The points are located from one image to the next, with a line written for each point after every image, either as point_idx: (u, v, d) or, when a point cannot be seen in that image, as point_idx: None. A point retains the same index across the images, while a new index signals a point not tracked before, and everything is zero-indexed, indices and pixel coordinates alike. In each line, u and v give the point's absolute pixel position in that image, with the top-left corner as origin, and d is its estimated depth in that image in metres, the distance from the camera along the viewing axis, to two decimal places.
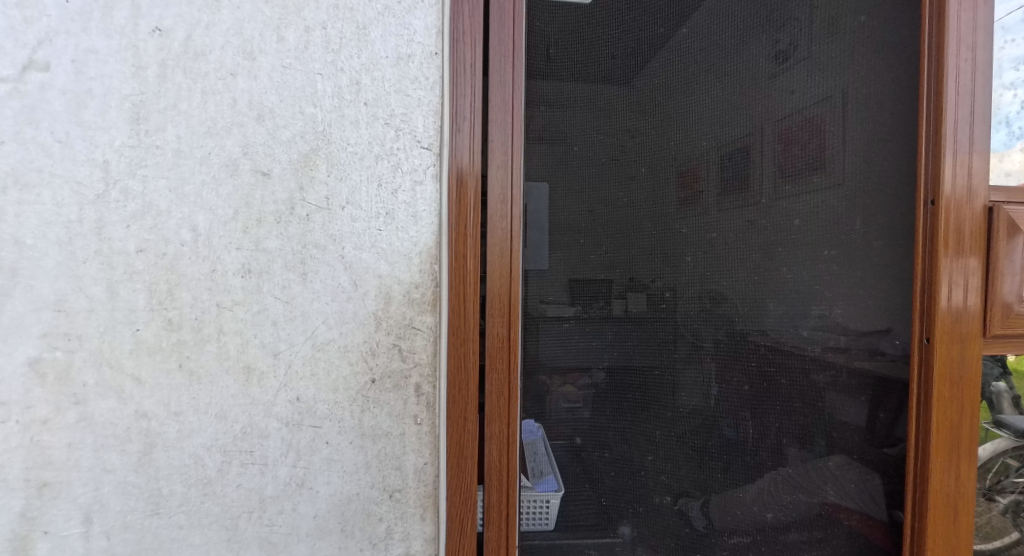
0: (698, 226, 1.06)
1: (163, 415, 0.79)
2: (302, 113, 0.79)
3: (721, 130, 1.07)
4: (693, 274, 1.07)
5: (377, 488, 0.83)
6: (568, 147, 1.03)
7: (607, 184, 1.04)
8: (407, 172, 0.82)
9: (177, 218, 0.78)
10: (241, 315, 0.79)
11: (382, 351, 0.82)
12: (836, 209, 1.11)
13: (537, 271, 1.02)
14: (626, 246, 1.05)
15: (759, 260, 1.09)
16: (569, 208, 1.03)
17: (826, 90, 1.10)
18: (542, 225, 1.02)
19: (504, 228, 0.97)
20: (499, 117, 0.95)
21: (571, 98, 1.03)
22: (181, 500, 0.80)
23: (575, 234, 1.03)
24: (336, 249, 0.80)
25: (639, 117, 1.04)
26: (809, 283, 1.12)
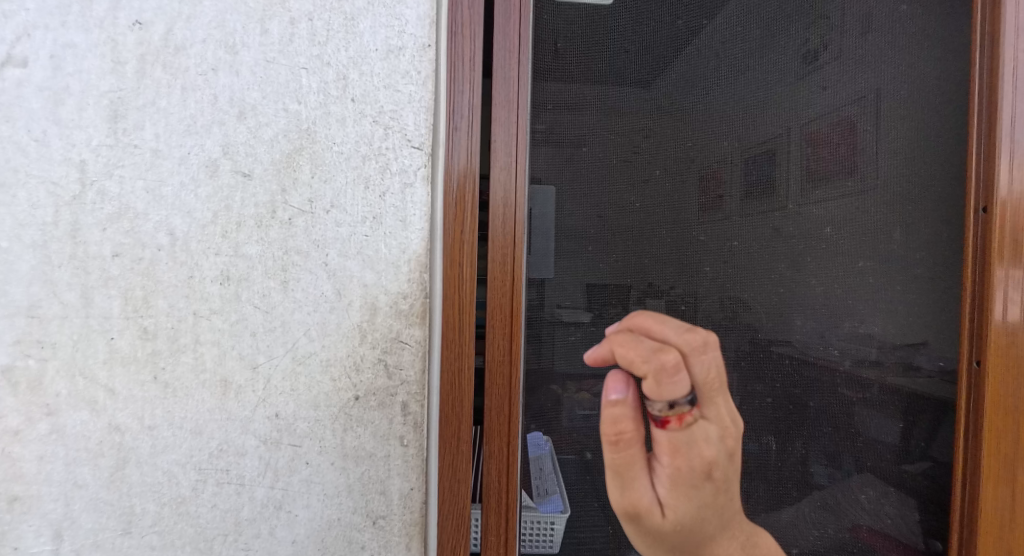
0: (717, 234, 0.98)
1: (136, 429, 0.75)
2: (286, 109, 0.74)
3: (745, 129, 0.98)
4: (712, 285, 0.98)
5: (360, 513, 0.77)
6: (577, 146, 0.95)
7: (618, 187, 0.96)
8: (397, 173, 0.76)
9: (154, 221, 0.74)
10: (218, 325, 0.75)
11: (367, 366, 0.76)
12: (873, 216, 1.01)
13: (541, 280, 0.94)
14: (638, 254, 0.97)
15: (786, 272, 1.00)
16: (577, 212, 0.95)
17: (865, 88, 1.00)
18: (547, 231, 0.94)
19: (505, 234, 0.90)
20: (501, 115, 0.89)
21: (582, 94, 0.95)
22: (154, 519, 0.75)
23: (583, 240, 0.95)
24: (320, 256, 0.75)
25: (655, 115, 0.97)
26: (842, 296, 1.02)
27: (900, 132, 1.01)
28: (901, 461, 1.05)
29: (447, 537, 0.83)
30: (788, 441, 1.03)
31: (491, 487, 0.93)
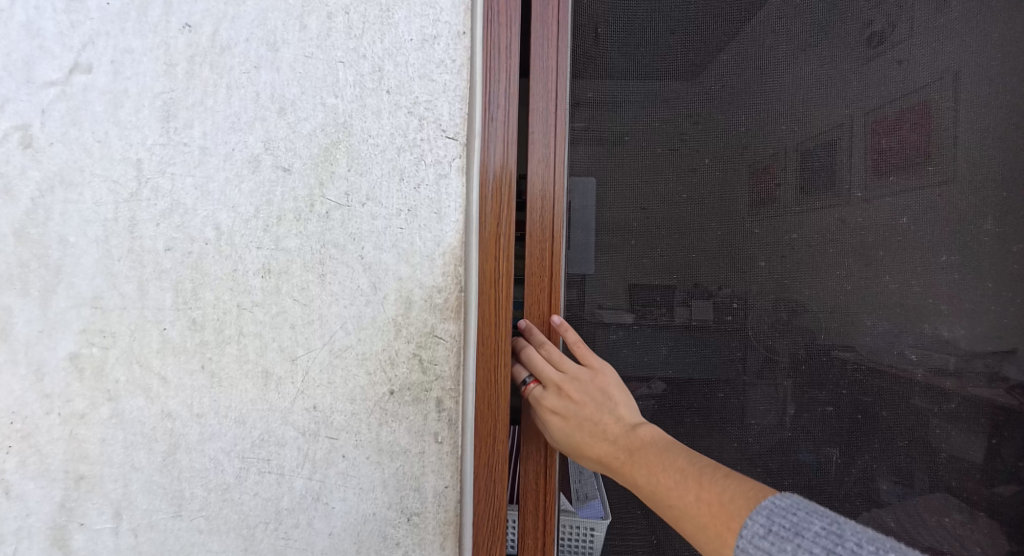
0: (775, 227, 0.90)
1: (186, 416, 0.78)
2: (323, 104, 0.75)
3: (805, 111, 0.90)
4: (768, 282, 0.91)
5: (395, 509, 0.76)
6: (619, 136, 0.90)
7: (663, 177, 0.91)
8: (431, 165, 0.75)
9: (202, 216, 0.76)
10: (260, 317, 0.76)
11: (402, 361, 0.75)
12: (957, 207, 0.90)
13: (581, 276, 0.90)
14: (685, 248, 0.91)
15: (854, 268, 0.90)
16: (619, 205, 0.91)
17: (946, 66, 0.89)
18: (587, 225, 0.90)
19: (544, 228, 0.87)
20: (540, 105, 0.86)
21: (624, 81, 0.90)
22: (202, 504, 0.78)
23: (626, 234, 0.91)
24: (356, 249, 0.75)
25: (705, 100, 0.90)
26: (920, 296, 0.91)
27: (985, 115, 0.89)
28: (989, 482, 0.94)
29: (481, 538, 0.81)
30: (851, 456, 0.93)
31: (528, 488, 0.90)
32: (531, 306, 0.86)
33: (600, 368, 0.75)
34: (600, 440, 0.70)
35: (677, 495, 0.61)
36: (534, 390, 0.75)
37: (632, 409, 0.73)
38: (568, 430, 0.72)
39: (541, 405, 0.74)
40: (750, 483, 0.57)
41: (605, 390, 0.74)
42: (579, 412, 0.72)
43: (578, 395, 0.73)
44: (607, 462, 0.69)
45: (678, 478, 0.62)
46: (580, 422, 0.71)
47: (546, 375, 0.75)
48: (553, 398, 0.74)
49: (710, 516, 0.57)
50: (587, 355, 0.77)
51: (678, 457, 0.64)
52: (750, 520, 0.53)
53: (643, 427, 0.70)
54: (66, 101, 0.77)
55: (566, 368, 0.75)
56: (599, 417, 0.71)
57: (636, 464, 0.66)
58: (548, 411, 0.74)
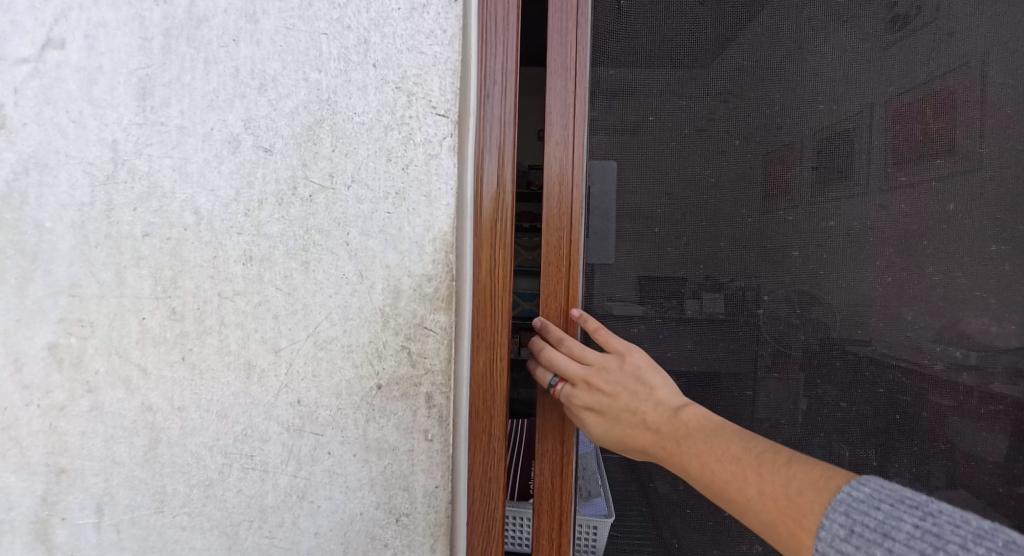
0: (810, 214, 0.84)
1: (167, 410, 0.74)
2: (306, 80, 0.70)
3: (841, 88, 0.83)
4: (801, 274, 0.85)
5: (383, 509, 0.72)
6: (641, 116, 0.84)
7: (688, 161, 0.85)
8: (421, 144, 0.70)
9: (180, 200, 0.72)
10: (242, 307, 0.72)
11: (390, 354, 0.71)
12: (984, 199, 0.83)
13: (600, 265, 0.85)
14: (712, 237, 0.85)
15: (871, 263, 0.84)
16: (641, 190, 0.85)
17: (968, 51, 0.82)
18: (607, 212, 0.85)
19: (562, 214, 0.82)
20: (557, 84, 0.81)
21: (647, 57, 0.84)
22: (184, 500, 0.75)
23: (648, 221, 0.85)
24: (341, 235, 0.71)
25: (718, 84, 0.84)
26: (939, 292, 0.84)
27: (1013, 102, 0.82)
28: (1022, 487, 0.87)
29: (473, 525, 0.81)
30: (864, 456, 0.87)
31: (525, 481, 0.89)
32: (548, 296, 0.82)
33: (624, 353, 0.68)
34: (644, 431, 0.64)
35: (738, 489, 0.54)
36: (562, 389, 0.69)
37: (670, 389, 0.66)
38: (605, 426, 0.66)
39: (573, 403, 0.68)
40: (818, 470, 0.51)
41: (638, 375, 0.67)
42: (613, 405, 0.65)
43: (609, 387, 0.66)
44: (653, 452, 0.63)
45: (735, 469, 0.55)
46: (616, 414, 0.65)
47: (571, 371, 0.68)
48: (583, 393, 0.67)
49: (777, 512, 0.51)
50: (609, 340, 0.69)
51: (731, 443, 0.58)
52: (827, 521, 0.46)
53: (687, 408, 0.63)
54: (39, 79, 0.73)
55: (588, 359, 0.68)
56: (635, 406, 0.64)
57: (685, 455, 0.60)
58: (582, 409, 0.67)
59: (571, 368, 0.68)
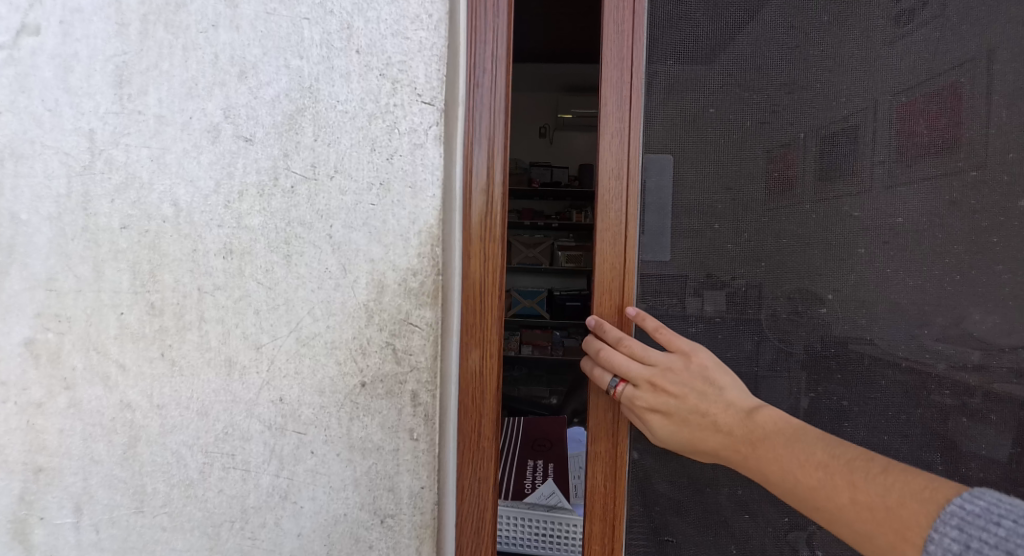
0: (877, 209, 0.81)
1: (146, 407, 0.72)
2: (287, 66, 0.68)
3: (903, 78, 0.79)
4: (868, 272, 0.81)
5: (367, 510, 0.70)
6: (702, 107, 0.81)
7: (750, 154, 0.81)
8: (405, 133, 0.67)
9: (159, 191, 0.70)
10: (222, 302, 0.70)
11: (374, 350, 0.69)
12: (987, 199, 0.80)
13: (655, 263, 0.83)
14: (772, 233, 0.82)
15: (873, 263, 0.81)
16: (700, 185, 0.82)
17: (975, 47, 0.78)
18: (663, 207, 0.82)
19: (618, 210, 0.82)
20: (613, 75, 0.81)
21: (708, 46, 0.81)
22: (164, 500, 0.73)
23: (707, 217, 0.82)
24: (323, 228, 0.68)
25: (766, 78, 0.81)
26: (938, 292, 0.82)
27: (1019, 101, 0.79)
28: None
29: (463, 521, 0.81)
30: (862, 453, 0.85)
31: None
32: (600, 295, 0.83)
33: (689, 353, 0.66)
34: (717, 434, 0.61)
35: (826, 498, 0.49)
36: (624, 391, 0.67)
37: (740, 389, 0.63)
38: (672, 428, 0.64)
39: (636, 405, 0.66)
40: (923, 480, 0.44)
41: (705, 375, 0.64)
42: (681, 407, 0.63)
43: (676, 388, 0.64)
44: (726, 455, 0.61)
45: (822, 476, 0.50)
46: (685, 417, 0.63)
47: (634, 372, 0.66)
48: (648, 395, 0.65)
49: (874, 523, 0.45)
50: (672, 339, 0.67)
51: (815, 447, 0.53)
52: (934, 534, 0.39)
53: (761, 411, 0.59)
54: (13, 67, 0.71)
55: (652, 359, 0.66)
56: (705, 408, 0.62)
57: (761, 459, 0.56)
58: (645, 411, 0.65)
59: (633, 369, 0.66)
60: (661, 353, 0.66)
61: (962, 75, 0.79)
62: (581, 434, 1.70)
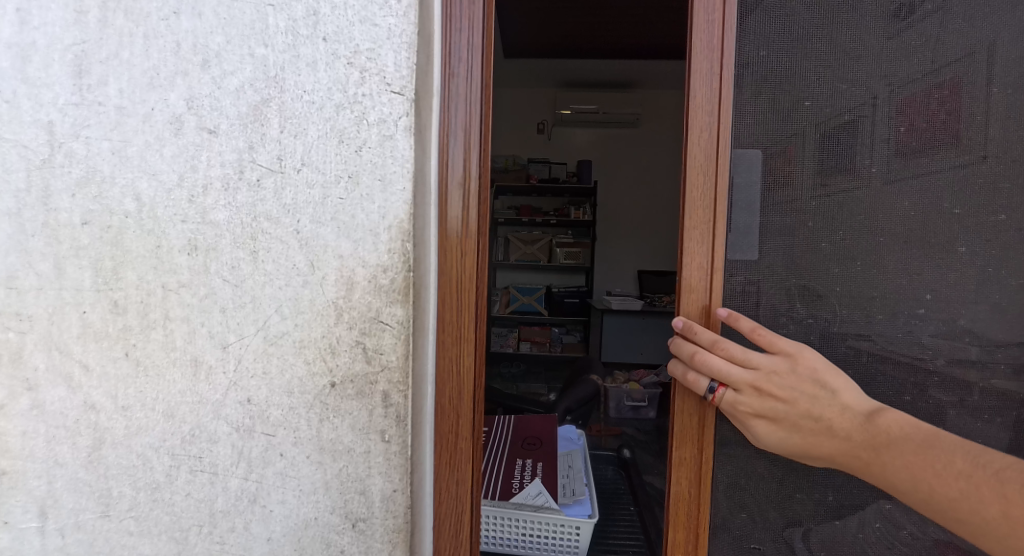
0: (982, 208, 0.77)
1: (111, 409, 0.70)
2: (251, 55, 0.65)
3: (1004, 72, 0.76)
4: (970, 272, 0.78)
5: (339, 514, 0.68)
6: (797, 101, 0.78)
7: (848, 149, 0.78)
8: (374, 124, 0.64)
9: (121, 185, 0.68)
10: (188, 300, 0.68)
11: (344, 350, 0.66)
12: (985, 197, 0.77)
13: (744, 262, 0.80)
14: (869, 231, 0.78)
15: (868, 261, 0.79)
16: (795, 182, 0.79)
17: (975, 39, 0.76)
18: (751, 204, 0.79)
19: (707, 208, 0.79)
20: (704, 66, 0.78)
21: (807, 38, 0.78)
22: (131, 504, 0.71)
23: (800, 215, 0.79)
24: (290, 223, 0.66)
25: (867, 70, 0.77)
26: (934, 287, 0.79)
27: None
28: None
29: (442, 522, 0.79)
30: None
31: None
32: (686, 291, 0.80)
33: (793, 354, 0.63)
34: (835, 441, 0.59)
35: (970, 509, 0.49)
36: (725, 395, 0.64)
37: (854, 391, 0.60)
38: (780, 433, 0.62)
39: (739, 410, 0.63)
40: None
41: (815, 377, 0.61)
42: (791, 413, 0.61)
43: (783, 392, 0.61)
44: (844, 462, 0.59)
45: (963, 486, 0.50)
46: (795, 422, 0.60)
47: (736, 376, 0.63)
48: (753, 399, 0.63)
49: None
50: (774, 340, 0.64)
51: (952, 454, 0.52)
52: None
53: (883, 414, 0.57)
54: None
55: (756, 362, 0.63)
56: (819, 412, 0.60)
57: (889, 467, 0.55)
58: (750, 416, 0.63)
59: (734, 372, 0.63)
60: (764, 355, 0.63)
61: (963, 69, 0.76)
62: (572, 433, 1.68)
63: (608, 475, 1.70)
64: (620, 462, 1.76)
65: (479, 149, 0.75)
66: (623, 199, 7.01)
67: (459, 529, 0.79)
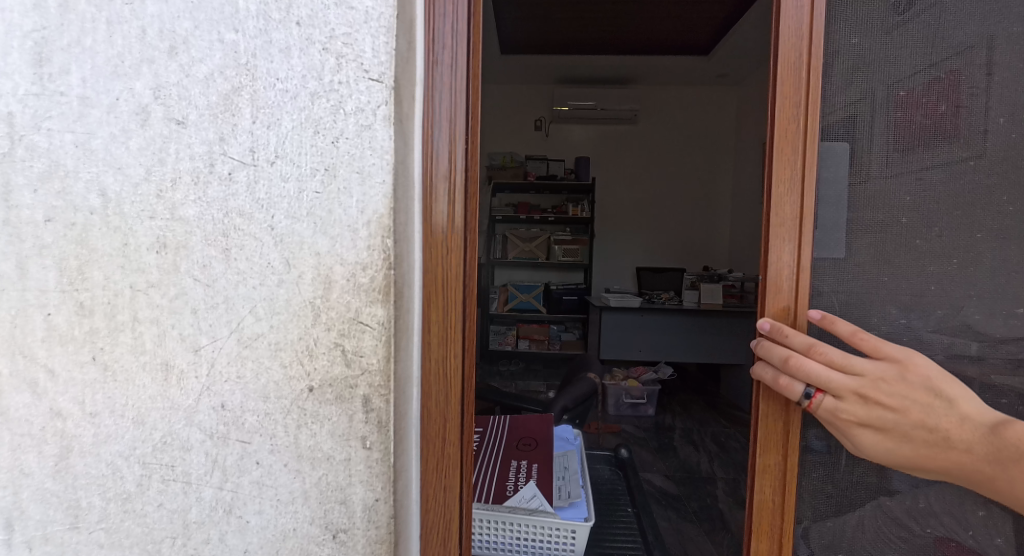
0: None
1: (78, 416, 0.67)
2: (221, 40, 0.62)
3: None
4: None
5: (319, 525, 0.65)
6: (893, 87, 0.72)
7: (947, 139, 0.72)
8: (351, 114, 0.61)
9: (85, 180, 0.64)
10: (157, 300, 0.64)
11: (322, 352, 0.63)
12: (990, 198, 0.72)
13: (831, 261, 0.73)
14: (968, 228, 0.72)
15: (864, 265, 0.73)
16: (892, 175, 0.73)
17: (973, 36, 0.71)
18: (840, 199, 0.73)
19: (793, 204, 0.72)
20: (791, 51, 0.70)
21: (899, 19, 0.72)
22: (101, 515, 0.68)
23: (896, 211, 0.73)
24: (264, 218, 0.62)
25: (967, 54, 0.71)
26: (939, 289, 0.73)
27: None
28: None
29: (429, 529, 0.76)
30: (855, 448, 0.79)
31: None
32: (770, 293, 0.73)
33: (900, 361, 0.63)
34: (953, 452, 0.61)
35: None
36: (825, 402, 0.64)
37: (968, 399, 0.61)
38: (889, 443, 0.63)
39: (842, 418, 0.63)
40: None
41: (929, 386, 0.61)
42: (901, 423, 0.62)
43: (893, 401, 0.62)
44: (959, 471, 0.61)
45: None
46: (906, 432, 0.62)
47: (838, 382, 0.63)
48: (858, 408, 0.63)
49: None
50: (879, 345, 0.64)
51: None
52: None
53: (1006, 426, 0.59)
54: None
55: (861, 370, 0.62)
56: (934, 422, 0.61)
57: (1012, 478, 0.59)
58: (854, 424, 0.63)
59: (834, 379, 0.63)
60: (867, 362, 0.63)
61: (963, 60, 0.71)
62: (569, 433, 1.65)
63: (605, 475, 1.67)
64: (618, 462, 1.73)
65: (463, 139, 0.72)
66: (621, 196, 6.97)
67: (447, 535, 0.76)
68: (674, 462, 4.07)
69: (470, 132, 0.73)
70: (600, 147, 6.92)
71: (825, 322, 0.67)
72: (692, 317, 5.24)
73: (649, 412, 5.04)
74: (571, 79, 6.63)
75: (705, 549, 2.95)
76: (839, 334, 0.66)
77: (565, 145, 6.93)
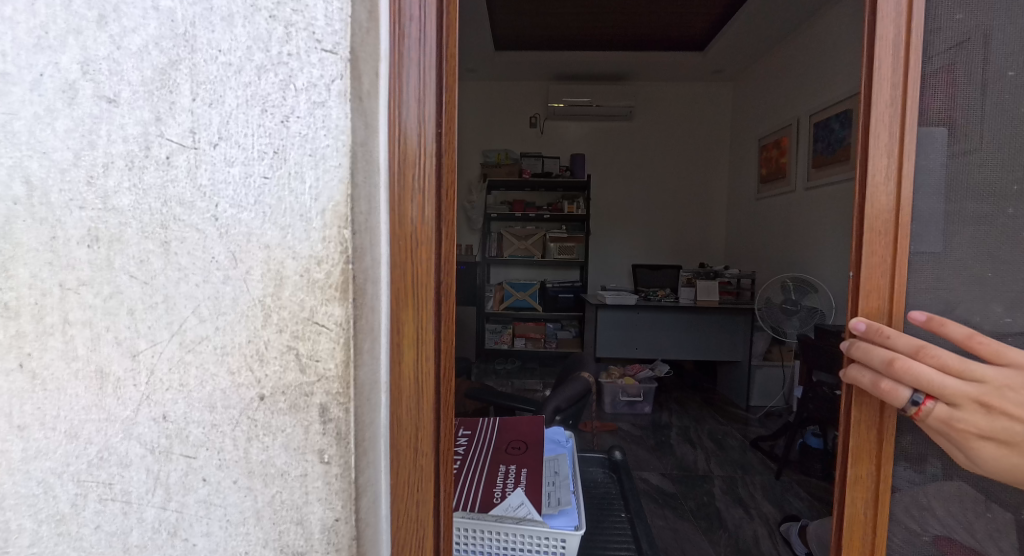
0: None
1: (4, 429, 0.60)
2: (156, 8, 0.55)
3: None
4: None
5: (272, 548, 0.58)
6: (996, 68, 0.67)
7: None
8: (303, 89, 0.54)
9: (7, 166, 0.58)
10: (89, 300, 0.58)
11: (274, 357, 0.56)
12: (980, 200, 0.68)
13: (930, 256, 0.68)
14: None
15: (964, 259, 0.68)
16: (997, 163, 0.68)
17: (971, 25, 0.66)
18: (939, 189, 0.67)
19: (888, 196, 0.66)
20: (888, 28, 0.64)
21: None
22: (32, 538, 0.61)
23: (1001, 200, 0.68)
24: (207, 207, 0.56)
25: None
26: (931, 288, 0.68)
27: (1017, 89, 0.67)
28: None
29: (401, 547, 0.70)
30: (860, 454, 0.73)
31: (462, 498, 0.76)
32: (867, 292, 0.67)
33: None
34: None
35: None
36: (937, 410, 0.58)
37: None
38: (1013, 458, 0.57)
39: (957, 428, 0.58)
40: None
41: None
42: None
43: (1018, 410, 0.56)
44: None
45: None
46: None
47: (952, 388, 0.57)
48: (978, 417, 0.58)
49: None
50: (1000, 349, 0.58)
51: None
52: None
53: None
54: None
55: (980, 376, 0.57)
56: None
57: None
58: (971, 434, 0.58)
59: (949, 384, 0.58)
60: (988, 367, 0.57)
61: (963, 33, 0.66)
62: (560, 435, 1.59)
63: (598, 478, 1.61)
64: (611, 465, 1.67)
65: (434, 121, 0.65)
66: (617, 192, 6.92)
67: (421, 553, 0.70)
68: (671, 460, 4.02)
69: (442, 112, 0.66)
70: (596, 143, 6.86)
71: (934, 323, 0.62)
72: (688, 314, 5.19)
73: (646, 409, 5.01)
74: (565, 75, 6.58)
75: (703, 548, 2.90)
76: (950, 337, 0.61)
77: (560, 141, 6.87)
